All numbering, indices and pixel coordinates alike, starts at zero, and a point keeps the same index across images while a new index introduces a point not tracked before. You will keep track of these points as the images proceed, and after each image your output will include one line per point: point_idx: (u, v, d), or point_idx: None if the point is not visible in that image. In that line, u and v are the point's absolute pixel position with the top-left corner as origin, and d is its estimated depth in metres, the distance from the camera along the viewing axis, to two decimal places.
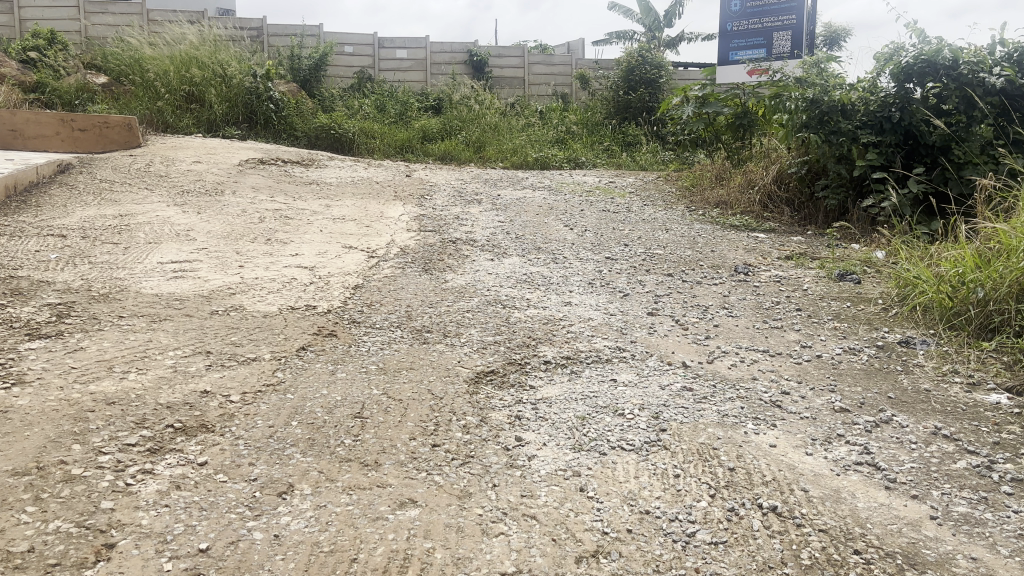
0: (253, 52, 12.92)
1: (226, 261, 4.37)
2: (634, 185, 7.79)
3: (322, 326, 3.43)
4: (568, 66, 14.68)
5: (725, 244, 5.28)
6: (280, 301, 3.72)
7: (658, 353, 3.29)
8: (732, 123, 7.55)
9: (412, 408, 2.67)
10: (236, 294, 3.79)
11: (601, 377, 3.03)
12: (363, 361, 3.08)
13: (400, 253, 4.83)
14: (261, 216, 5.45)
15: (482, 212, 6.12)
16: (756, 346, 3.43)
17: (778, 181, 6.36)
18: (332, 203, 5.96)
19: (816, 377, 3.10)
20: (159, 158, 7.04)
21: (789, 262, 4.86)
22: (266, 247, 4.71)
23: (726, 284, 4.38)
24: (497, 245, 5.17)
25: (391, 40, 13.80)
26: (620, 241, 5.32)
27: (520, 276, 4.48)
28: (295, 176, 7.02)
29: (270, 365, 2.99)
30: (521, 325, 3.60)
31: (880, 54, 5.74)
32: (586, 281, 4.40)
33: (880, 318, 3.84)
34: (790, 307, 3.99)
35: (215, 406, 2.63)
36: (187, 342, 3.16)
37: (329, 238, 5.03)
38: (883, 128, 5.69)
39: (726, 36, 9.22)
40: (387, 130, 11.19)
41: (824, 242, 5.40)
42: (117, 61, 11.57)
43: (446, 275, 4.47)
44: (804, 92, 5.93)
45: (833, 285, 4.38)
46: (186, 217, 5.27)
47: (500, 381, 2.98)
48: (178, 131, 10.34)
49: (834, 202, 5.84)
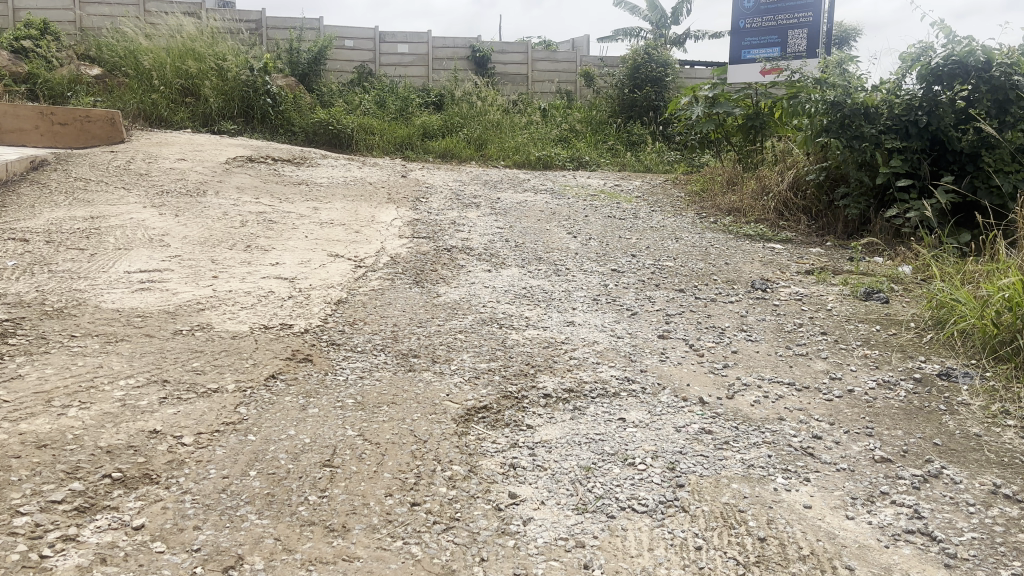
0: (251, 45, 12.56)
1: (199, 271, 4.01)
2: (641, 188, 7.43)
3: (297, 349, 3.09)
4: (572, 63, 14.31)
5: (740, 255, 4.93)
6: (253, 319, 3.36)
7: (672, 386, 2.94)
8: (745, 124, 7.26)
9: (391, 454, 2.32)
10: (205, 310, 3.44)
11: (608, 416, 2.67)
12: (339, 393, 2.74)
13: (389, 263, 4.48)
14: (243, 219, 5.10)
15: (480, 217, 5.77)
16: (780, 378, 3.07)
17: (795, 187, 5.97)
18: (322, 206, 5.62)
19: (850, 417, 2.74)
20: (141, 155, 6.69)
21: (809, 277, 4.50)
22: (245, 255, 4.36)
23: (743, 303, 4.02)
24: (495, 254, 4.82)
25: (393, 34, 13.41)
26: (628, 251, 4.96)
27: (519, 290, 4.13)
28: (284, 175, 6.66)
29: (233, 399, 2.64)
30: (519, 350, 3.24)
31: (906, 54, 5.37)
32: (590, 297, 4.04)
33: (914, 344, 3.48)
34: (814, 331, 3.64)
35: (163, 451, 2.27)
36: (141, 368, 2.80)
37: (314, 245, 4.67)
38: (908, 133, 5.34)
39: (738, 33, 8.84)
40: (386, 126, 10.75)
41: (845, 255, 5.05)
42: (112, 52, 11.17)
43: (438, 288, 4.12)
44: (825, 94, 5.58)
45: (860, 305, 4.02)
46: (163, 220, 4.92)
47: (494, 419, 2.62)
48: (171, 126, 10.05)
49: (854, 211, 5.49)
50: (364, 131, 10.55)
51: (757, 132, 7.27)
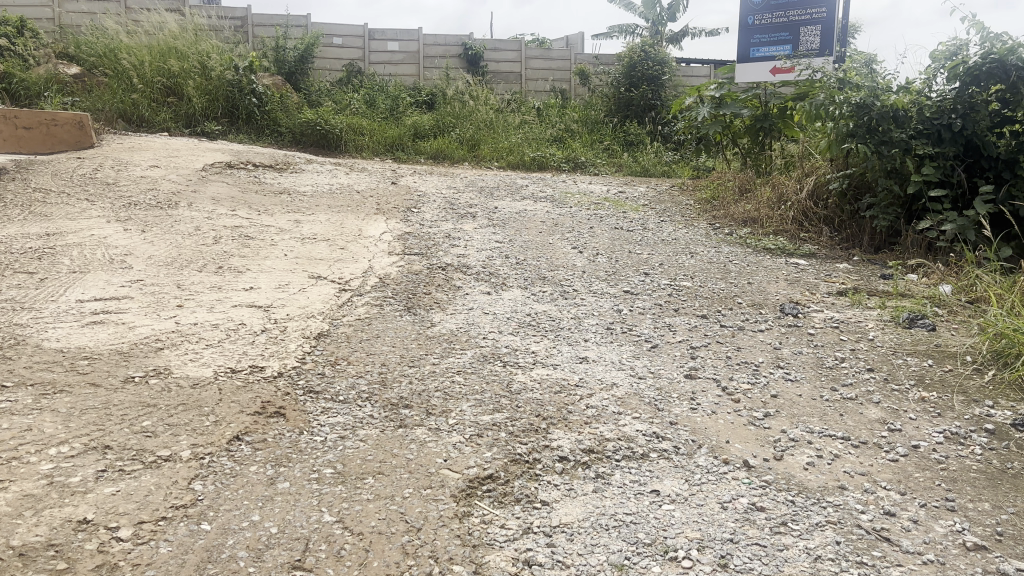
0: (236, 43, 12.05)
1: (162, 298, 3.56)
2: (646, 195, 7.00)
3: (267, 401, 2.64)
4: (566, 61, 13.79)
5: (763, 273, 4.50)
6: (218, 362, 2.91)
7: (708, 444, 2.51)
8: (753, 126, 6.85)
9: (377, 551, 1.88)
10: (163, 350, 2.99)
11: (638, 487, 2.24)
12: (314, 461, 2.29)
13: (377, 285, 4.04)
14: (216, 234, 4.64)
15: (477, 229, 5.32)
16: (831, 431, 2.64)
17: (815, 196, 5.53)
18: (304, 219, 5.16)
19: (925, 485, 2.31)
20: (110, 162, 6.21)
21: (843, 300, 4.07)
22: (217, 277, 3.91)
23: (774, 333, 3.59)
24: (494, 273, 4.37)
25: (382, 32, 12.91)
26: (640, 269, 4.52)
27: (523, 317, 3.69)
28: (265, 183, 6.20)
29: (186, 472, 2.19)
30: (527, 397, 2.79)
31: (938, 51, 4.97)
32: (603, 326, 3.60)
33: (977, 382, 3.05)
34: (859, 367, 3.21)
35: (91, 552, 1.82)
36: (78, 428, 2.35)
37: (294, 265, 4.22)
38: (941, 138, 4.94)
39: (748, 30, 8.19)
40: (376, 126, 10.29)
41: (877, 272, 4.62)
42: (91, 50, 10.65)
43: (432, 316, 3.67)
44: (850, 95, 5.13)
45: (904, 333, 3.59)
46: (127, 236, 4.46)
47: (502, 494, 2.18)
48: (153, 127, 9.57)
49: (883, 223, 5.05)
50: (353, 131, 10.09)
51: (766, 135, 6.86)
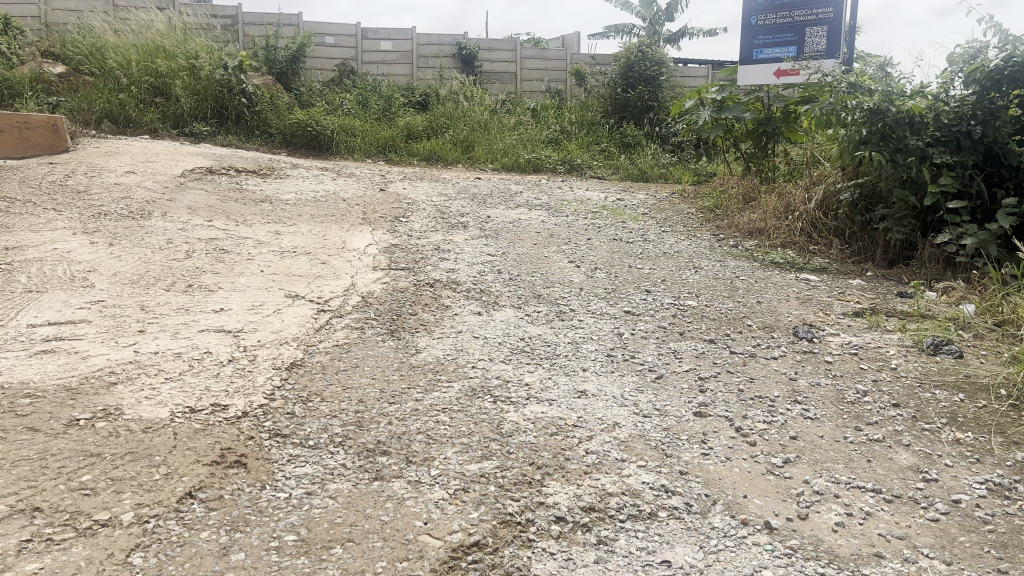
0: (225, 41, 11.72)
1: (122, 323, 3.26)
2: (645, 202, 6.71)
3: (227, 448, 2.36)
4: (562, 61, 13.49)
5: (773, 291, 4.23)
6: (175, 400, 2.62)
7: (723, 501, 2.22)
8: (755, 130, 6.64)
9: None
10: (116, 386, 2.69)
11: (646, 558, 1.95)
12: (275, 525, 2.00)
13: (360, 306, 3.75)
14: (189, 248, 4.34)
15: (468, 240, 5.03)
16: (859, 482, 2.36)
17: (824, 206, 5.25)
18: (285, 230, 4.87)
19: (972, 552, 2.03)
20: (84, 167, 5.90)
21: (859, 322, 3.79)
22: (185, 297, 3.61)
23: (788, 360, 3.30)
24: (486, 290, 4.08)
25: (375, 31, 12.59)
26: (642, 286, 4.24)
27: (516, 343, 3.40)
28: (247, 190, 5.90)
29: (125, 541, 1.89)
30: (519, 440, 2.50)
31: (955, 54, 4.75)
32: (602, 353, 3.31)
33: (1015, 421, 2.78)
34: (883, 402, 2.93)
35: None
36: (5, 486, 2.05)
37: (269, 282, 3.93)
38: (959, 145, 4.68)
39: (750, 31, 7.79)
40: (368, 126, 10.00)
41: (893, 290, 4.34)
42: (75, 49, 10.29)
43: (418, 341, 3.38)
44: (863, 100, 4.85)
45: (930, 361, 3.31)
46: (92, 250, 4.16)
47: (491, 567, 1.89)
48: (139, 128, 9.25)
49: (898, 236, 4.77)
50: (345, 132, 9.80)
51: (769, 139, 6.61)
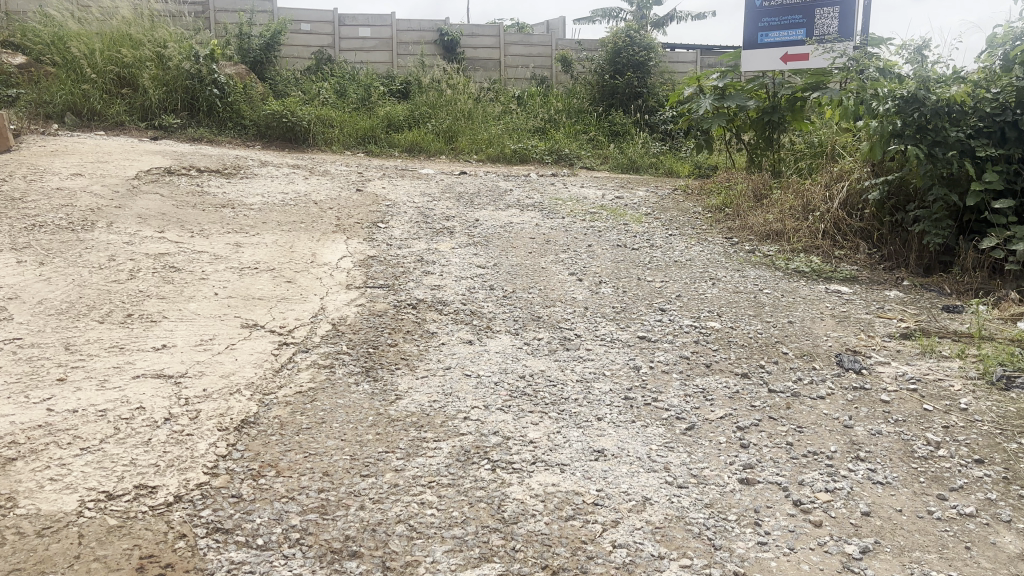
0: (196, 29, 11.01)
1: (38, 369, 2.69)
2: (644, 200, 6.17)
3: (148, 556, 1.81)
4: (547, 47, 12.91)
5: (804, 307, 3.71)
6: (88, 483, 2.06)
7: None
8: (759, 120, 6.07)
9: None
10: (13, 463, 2.12)
11: None
12: None
13: (329, 336, 3.20)
14: (135, 267, 3.77)
15: (455, 249, 4.48)
16: None
17: (849, 206, 4.74)
18: (246, 241, 4.30)
19: None
20: (26, 171, 5.29)
21: (908, 346, 3.29)
22: (121, 332, 3.04)
23: (838, 401, 2.79)
24: (477, 312, 3.54)
25: (352, 17, 11.93)
26: (655, 305, 3.71)
27: (515, 382, 2.85)
28: (208, 193, 5.31)
29: None
30: (528, 530, 1.97)
31: (997, 35, 4.25)
32: (618, 395, 2.78)
33: None
34: (965, 458, 2.41)
35: None
36: None
37: (222, 308, 3.36)
38: (1003, 137, 4.20)
39: (754, 14, 7.20)
40: (347, 118, 9.40)
41: (936, 305, 3.85)
42: (34, 38, 9.54)
43: (398, 382, 2.83)
44: (895, 87, 4.33)
45: (1003, 398, 2.80)
46: (18, 272, 3.57)
47: None
48: (105, 121, 8.62)
49: (936, 242, 4.26)
50: (322, 124, 9.19)
51: (774, 129, 6.08)
